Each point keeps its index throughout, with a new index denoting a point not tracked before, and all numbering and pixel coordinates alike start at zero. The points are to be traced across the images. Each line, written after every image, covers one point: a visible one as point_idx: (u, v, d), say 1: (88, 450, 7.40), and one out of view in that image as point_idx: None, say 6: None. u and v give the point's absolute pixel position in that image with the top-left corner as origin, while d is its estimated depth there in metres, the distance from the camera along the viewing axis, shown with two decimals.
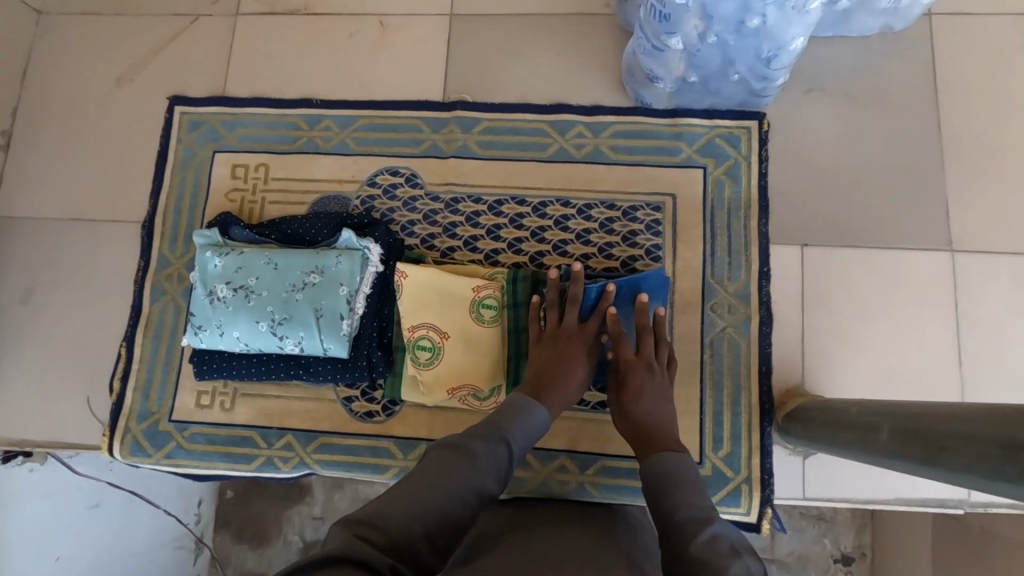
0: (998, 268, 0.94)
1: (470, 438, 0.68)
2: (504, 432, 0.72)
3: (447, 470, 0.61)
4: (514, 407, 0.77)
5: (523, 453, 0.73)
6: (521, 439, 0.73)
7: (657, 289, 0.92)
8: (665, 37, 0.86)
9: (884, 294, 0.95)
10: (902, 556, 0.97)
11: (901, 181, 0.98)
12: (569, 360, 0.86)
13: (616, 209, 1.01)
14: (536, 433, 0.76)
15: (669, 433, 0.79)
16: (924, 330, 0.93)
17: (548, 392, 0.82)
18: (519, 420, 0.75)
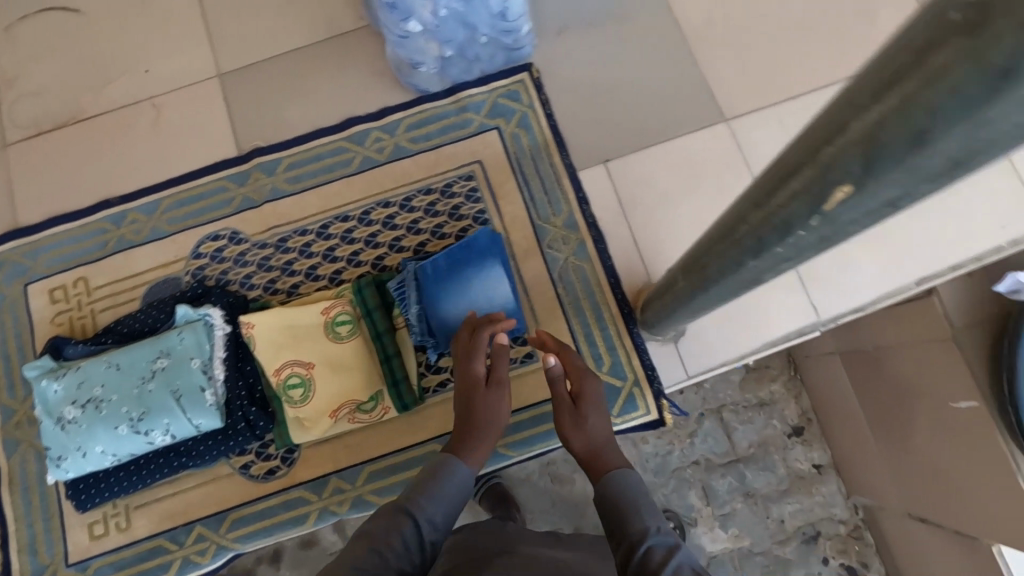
0: (767, 119, 1.06)
1: (381, 528, 0.64)
2: (421, 509, 0.67)
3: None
4: (434, 469, 0.71)
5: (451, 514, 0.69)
6: (444, 510, 0.68)
7: (490, 245, 0.94)
8: (403, 24, 0.93)
9: (687, 177, 1.04)
10: (838, 408, 1.15)
11: (666, 79, 1.08)
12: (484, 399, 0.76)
13: (433, 192, 1.05)
14: (465, 496, 0.71)
15: (611, 453, 0.72)
16: (731, 195, 1.03)
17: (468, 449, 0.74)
18: (439, 489, 0.69)
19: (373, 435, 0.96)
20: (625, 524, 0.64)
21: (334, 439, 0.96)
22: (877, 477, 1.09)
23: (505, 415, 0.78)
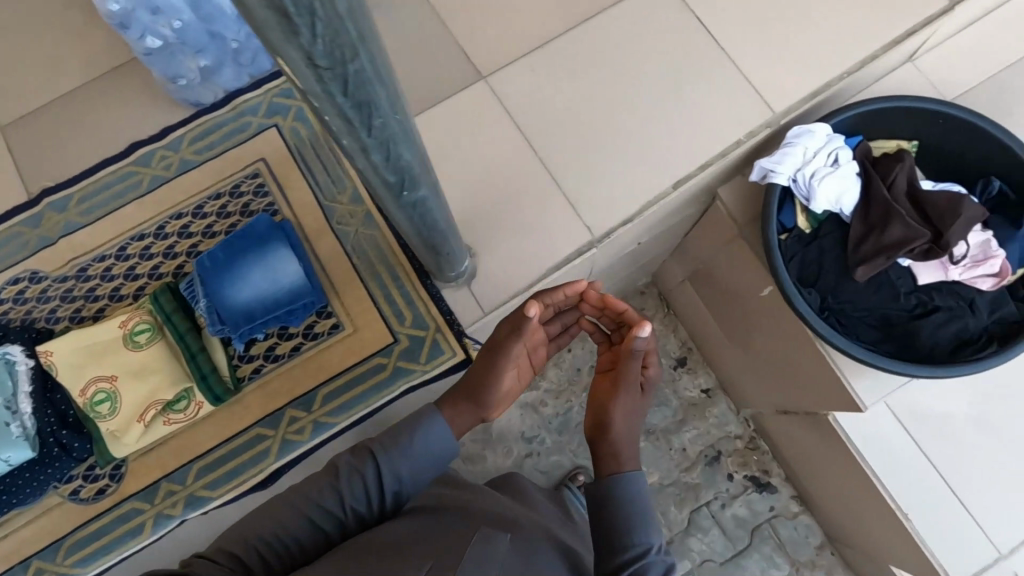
0: (521, 70, 1.14)
1: (351, 467, 0.76)
2: (389, 461, 0.77)
3: (300, 508, 0.73)
4: (420, 424, 0.80)
5: (414, 469, 0.79)
6: (415, 465, 0.79)
7: (267, 230, 1.00)
8: (143, 41, 1.00)
9: (458, 136, 1.11)
10: (700, 331, 1.75)
11: (425, 52, 1.16)
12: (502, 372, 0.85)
13: (223, 195, 1.10)
14: (443, 458, 0.80)
15: (627, 450, 0.85)
16: (501, 144, 1.11)
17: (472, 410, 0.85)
18: (417, 446, 0.79)
19: (195, 434, 0.99)
20: (620, 533, 0.76)
21: (158, 446, 0.99)
22: (738, 378, 1.68)
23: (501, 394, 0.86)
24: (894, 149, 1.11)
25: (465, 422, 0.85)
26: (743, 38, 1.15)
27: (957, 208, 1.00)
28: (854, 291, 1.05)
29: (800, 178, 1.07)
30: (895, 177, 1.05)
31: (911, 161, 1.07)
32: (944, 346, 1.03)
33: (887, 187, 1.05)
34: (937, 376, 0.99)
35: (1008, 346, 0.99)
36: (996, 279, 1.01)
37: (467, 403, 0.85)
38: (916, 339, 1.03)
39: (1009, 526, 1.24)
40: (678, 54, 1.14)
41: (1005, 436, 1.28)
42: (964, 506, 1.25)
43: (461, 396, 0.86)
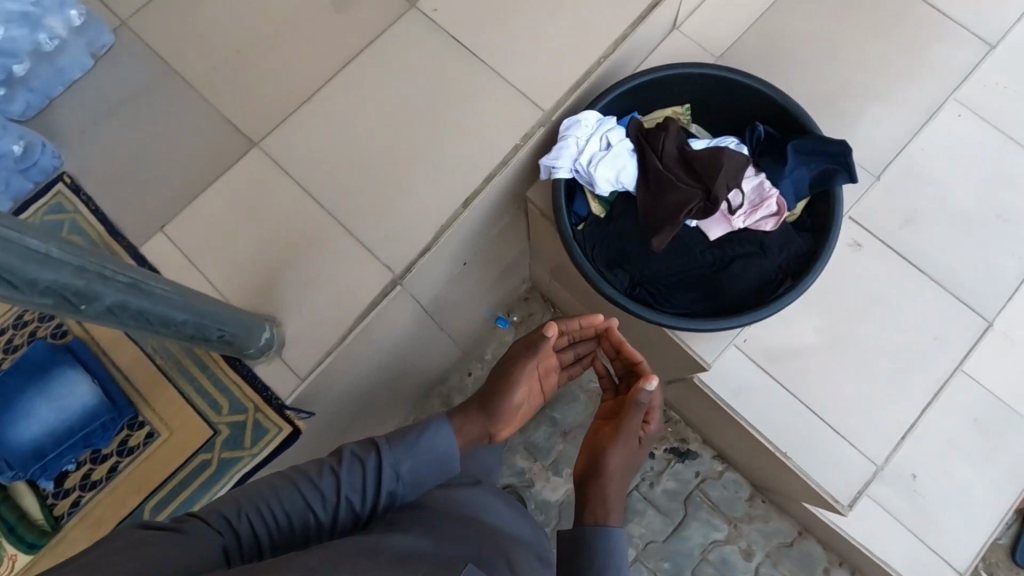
0: (291, 128, 1.14)
1: (356, 457, 0.84)
2: (392, 455, 0.85)
3: (295, 488, 0.79)
4: (427, 427, 0.89)
5: (416, 469, 0.87)
6: (416, 466, 0.86)
7: (44, 358, 0.99)
8: None
9: (241, 209, 1.09)
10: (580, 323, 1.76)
11: (193, 134, 1.15)
12: (516, 383, 1.00)
13: (6, 329, 1.04)
14: (444, 459, 0.88)
15: (615, 496, 0.95)
16: (286, 206, 1.09)
17: (480, 420, 0.96)
18: (422, 445, 0.87)
19: None
20: None
21: None
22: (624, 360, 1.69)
23: (510, 405, 0.99)
24: (663, 118, 1.16)
25: (473, 431, 0.95)
26: (499, 45, 1.18)
27: (719, 163, 1.05)
28: (656, 261, 1.08)
29: (582, 166, 1.09)
30: (663, 146, 1.09)
31: (676, 127, 1.11)
32: (749, 293, 1.07)
33: (657, 157, 1.09)
34: (743, 324, 1.02)
35: (799, 281, 1.04)
36: (776, 218, 1.06)
37: (479, 412, 0.97)
38: (721, 292, 1.07)
39: (878, 434, 1.31)
40: (441, 77, 1.16)
41: (855, 353, 1.34)
42: (834, 429, 1.31)
43: (474, 407, 0.98)
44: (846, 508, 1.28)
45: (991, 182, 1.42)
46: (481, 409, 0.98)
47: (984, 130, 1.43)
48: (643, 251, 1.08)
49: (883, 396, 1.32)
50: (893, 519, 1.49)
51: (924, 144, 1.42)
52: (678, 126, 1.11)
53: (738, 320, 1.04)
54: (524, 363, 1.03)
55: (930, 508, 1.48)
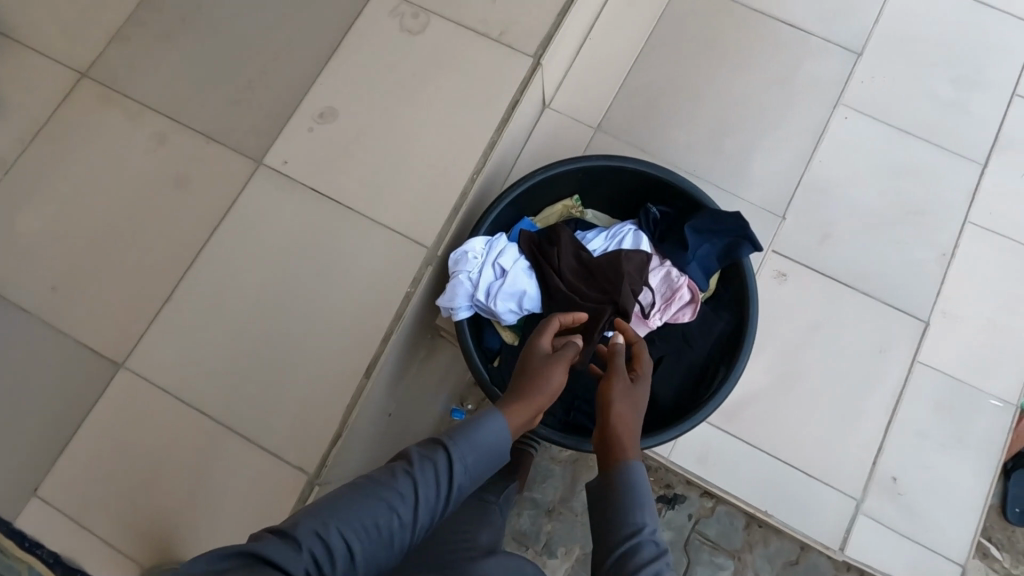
0: (157, 338, 1.02)
1: (423, 457, 0.67)
2: (460, 449, 0.68)
3: (366, 503, 0.63)
4: (486, 413, 0.73)
5: (483, 461, 0.69)
6: (484, 455, 0.69)
7: None
8: None
9: (119, 445, 0.97)
10: None
11: (44, 371, 1.01)
12: (552, 362, 0.80)
13: None
14: (504, 452, 0.72)
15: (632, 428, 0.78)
16: (170, 429, 0.98)
17: (529, 407, 0.76)
18: (485, 432, 0.69)
19: None
20: (619, 514, 0.68)
21: None
22: None
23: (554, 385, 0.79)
24: (553, 223, 1.10)
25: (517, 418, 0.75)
26: (361, 185, 1.09)
27: (619, 267, 1.00)
28: (583, 382, 1.05)
29: (483, 299, 1.02)
30: (559, 261, 1.02)
31: (567, 236, 1.04)
32: (681, 393, 1.01)
33: (556, 275, 1.01)
34: (685, 431, 0.94)
35: (729, 368, 0.98)
36: (692, 306, 1.01)
37: (524, 397, 0.76)
38: (657, 398, 1.01)
39: (847, 466, 1.29)
40: (309, 238, 1.07)
41: (807, 389, 1.31)
42: (806, 472, 1.28)
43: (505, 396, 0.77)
44: (839, 553, 1.26)
45: (892, 178, 1.40)
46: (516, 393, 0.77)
47: (873, 127, 1.41)
48: (568, 377, 1.05)
49: (841, 425, 1.30)
50: (888, 530, 1.31)
51: (821, 159, 1.39)
52: (567, 235, 1.04)
53: (681, 429, 0.96)
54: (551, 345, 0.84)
55: (919, 512, 1.32)
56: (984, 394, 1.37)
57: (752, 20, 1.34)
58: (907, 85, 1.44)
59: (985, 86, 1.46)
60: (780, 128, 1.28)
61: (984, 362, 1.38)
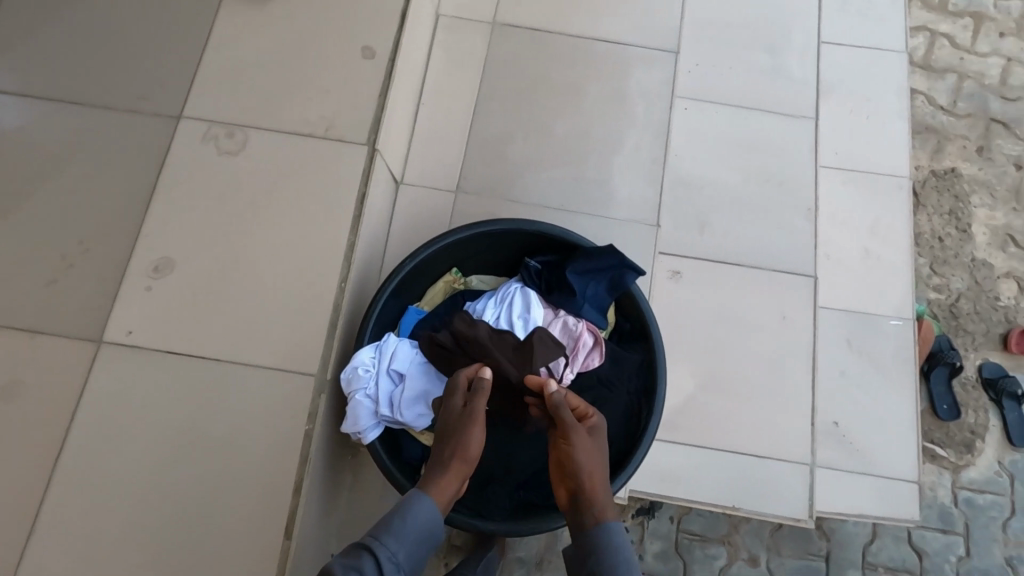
0: None
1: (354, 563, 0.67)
2: (386, 548, 0.69)
3: None
4: (407, 503, 0.75)
5: (415, 547, 0.72)
6: (415, 546, 0.72)
7: None
8: None
9: None
10: None
11: None
12: (470, 425, 0.83)
13: None
14: (429, 538, 0.74)
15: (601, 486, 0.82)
16: None
17: (455, 478, 0.80)
18: (415, 519, 0.73)
19: None
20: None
21: None
22: None
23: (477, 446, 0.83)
24: (442, 308, 1.07)
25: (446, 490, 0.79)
26: (222, 331, 0.99)
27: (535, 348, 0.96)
28: (522, 461, 1.02)
29: (389, 412, 0.95)
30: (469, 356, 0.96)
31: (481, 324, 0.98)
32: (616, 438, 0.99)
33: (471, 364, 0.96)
34: (630, 479, 0.91)
35: (650, 398, 0.98)
36: (598, 348, 1.01)
37: (449, 469, 0.80)
38: None
39: (790, 435, 1.33)
40: (182, 406, 0.95)
41: (730, 373, 1.35)
42: (755, 454, 1.32)
43: (432, 469, 0.81)
44: (809, 520, 1.28)
45: (743, 154, 1.47)
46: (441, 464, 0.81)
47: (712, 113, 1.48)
48: (507, 463, 1.02)
49: (772, 397, 1.35)
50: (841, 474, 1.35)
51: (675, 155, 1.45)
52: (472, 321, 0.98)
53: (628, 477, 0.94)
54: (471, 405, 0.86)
55: (862, 449, 1.38)
56: (884, 319, 1.45)
57: (572, 44, 1.37)
58: (730, 66, 1.53)
59: (793, 48, 1.58)
60: (629, 139, 1.31)
61: (872, 291, 1.47)
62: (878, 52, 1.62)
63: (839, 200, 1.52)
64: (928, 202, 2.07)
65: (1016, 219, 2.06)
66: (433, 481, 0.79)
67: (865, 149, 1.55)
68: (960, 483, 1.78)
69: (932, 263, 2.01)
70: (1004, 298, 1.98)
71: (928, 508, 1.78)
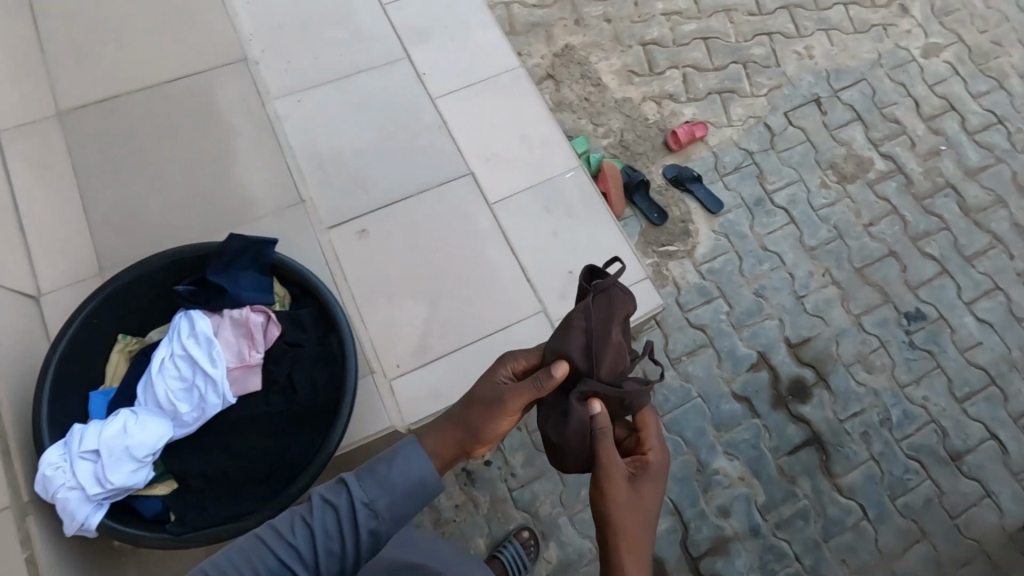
0: None
1: (333, 498, 1.08)
2: (361, 492, 1.09)
3: (279, 527, 1.07)
4: (397, 455, 1.14)
5: (396, 477, 1.11)
6: (391, 497, 1.09)
7: None
8: None
9: None
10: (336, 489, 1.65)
11: None
12: (495, 410, 1.23)
13: None
14: (408, 489, 1.10)
15: (631, 531, 1.15)
16: None
17: (458, 438, 1.23)
18: (392, 473, 1.11)
19: None
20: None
21: None
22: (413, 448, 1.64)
23: (492, 424, 1.23)
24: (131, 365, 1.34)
25: (447, 447, 1.22)
26: None
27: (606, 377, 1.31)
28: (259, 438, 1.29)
29: (107, 486, 1.18)
30: (574, 342, 1.32)
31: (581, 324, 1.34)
32: (327, 355, 1.34)
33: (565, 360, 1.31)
34: (351, 373, 1.24)
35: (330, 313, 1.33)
36: (268, 316, 1.34)
37: (461, 432, 1.23)
38: (314, 382, 1.32)
39: (510, 300, 1.63)
40: None
41: (457, 275, 1.63)
42: (493, 330, 1.59)
43: (451, 429, 1.24)
44: None
45: (369, 116, 1.75)
46: (458, 429, 1.23)
47: (321, 102, 1.74)
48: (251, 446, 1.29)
49: (495, 275, 1.64)
50: None
51: (317, 144, 1.70)
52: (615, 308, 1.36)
53: (342, 422, 1.25)
54: (509, 402, 1.24)
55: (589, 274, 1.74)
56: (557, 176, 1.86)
57: (191, 129, 1.66)
58: (316, 60, 1.80)
59: (363, 24, 1.88)
60: None
61: (534, 161, 1.87)
62: (435, 4, 1.99)
63: (455, 117, 1.85)
64: (563, 78, 2.46)
65: (628, 57, 2.52)
66: (441, 437, 1.22)
67: (460, 72, 1.92)
68: (697, 262, 2.21)
69: (591, 120, 2.39)
70: (652, 116, 2.42)
71: (691, 293, 2.19)
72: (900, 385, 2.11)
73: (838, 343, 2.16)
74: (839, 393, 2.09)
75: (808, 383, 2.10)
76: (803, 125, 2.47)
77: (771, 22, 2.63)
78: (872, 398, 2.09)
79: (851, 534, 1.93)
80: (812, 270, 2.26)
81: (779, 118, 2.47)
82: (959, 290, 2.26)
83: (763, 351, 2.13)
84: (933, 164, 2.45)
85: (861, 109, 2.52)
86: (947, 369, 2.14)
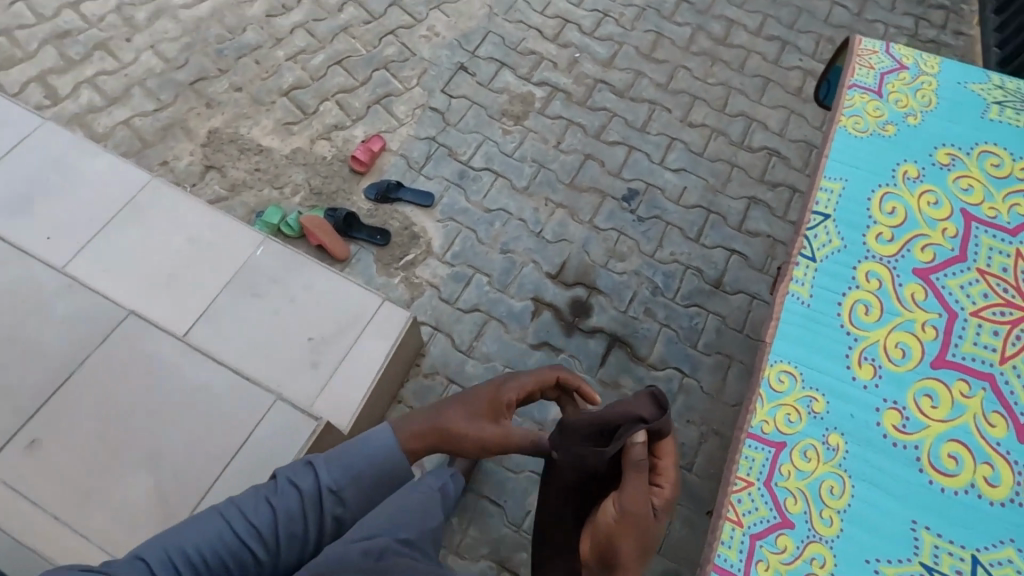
0: None
1: (300, 480, 1.27)
2: (329, 476, 1.27)
3: (244, 503, 1.23)
4: (373, 436, 1.34)
5: (368, 466, 1.30)
6: (353, 478, 1.28)
7: None
8: None
9: None
10: None
11: None
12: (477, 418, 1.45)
13: None
14: (376, 466, 1.31)
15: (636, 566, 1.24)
16: None
17: (428, 435, 1.43)
18: (368, 458, 1.31)
19: None
20: None
21: None
22: None
23: (469, 425, 1.44)
24: None
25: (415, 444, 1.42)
26: None
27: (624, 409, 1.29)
28: None
29: None
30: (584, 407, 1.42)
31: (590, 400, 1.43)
32: None
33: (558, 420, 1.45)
34: None
35: None
36: None
37: (435, 428, 1.43)
38: None
39: (237, 407, 1.55)
40: None
41: (174, 417, 1.53)
42: (238, 446, 1.52)
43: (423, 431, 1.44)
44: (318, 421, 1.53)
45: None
46: (432, 435, 1.43)
47: None
48: None
49: (217, 395, 1.56)
50: (343, 356, 1.71)
51: None
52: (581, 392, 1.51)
53: None
54: (493, 415, 1.45)
55: (333, 329, 1.74)
56: (251, 256, 1.81)
57: None
58: None
59: None
60: None
61: (217, 252, 1.80)
62: (34, 163, 1.86)
63: (110, 254, 1.76)
64: (224, 161, 2.34)
65: (277, 112, 2.47)
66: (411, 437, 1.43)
67: (92, 213, 1.80)
68: (439, 256, 2.25)
69: (272, 186, 2.31)
70: (328, 153, 2.41)
71: (449, 283, 2.22)
72: (651, 255, 2.35)
73: (588, 252, 2.33)
74: (611, 290, 2.26)
75: (584, 299, 2.24)
76: (462, 93, 2.62)
77: (389, 22, 2.74)
78: (637, 279, 2.30)
79: (682, 396, 2.11)
80: (536, 206, 2.41)
81: (439, 97, 2.59)
82: (650, 157, 2.57)
83: (535, 296, 2.23)
84: (578, 71, 2.74)
85: (500, 57, 2.73)
86: (675, 222, 2.43)
